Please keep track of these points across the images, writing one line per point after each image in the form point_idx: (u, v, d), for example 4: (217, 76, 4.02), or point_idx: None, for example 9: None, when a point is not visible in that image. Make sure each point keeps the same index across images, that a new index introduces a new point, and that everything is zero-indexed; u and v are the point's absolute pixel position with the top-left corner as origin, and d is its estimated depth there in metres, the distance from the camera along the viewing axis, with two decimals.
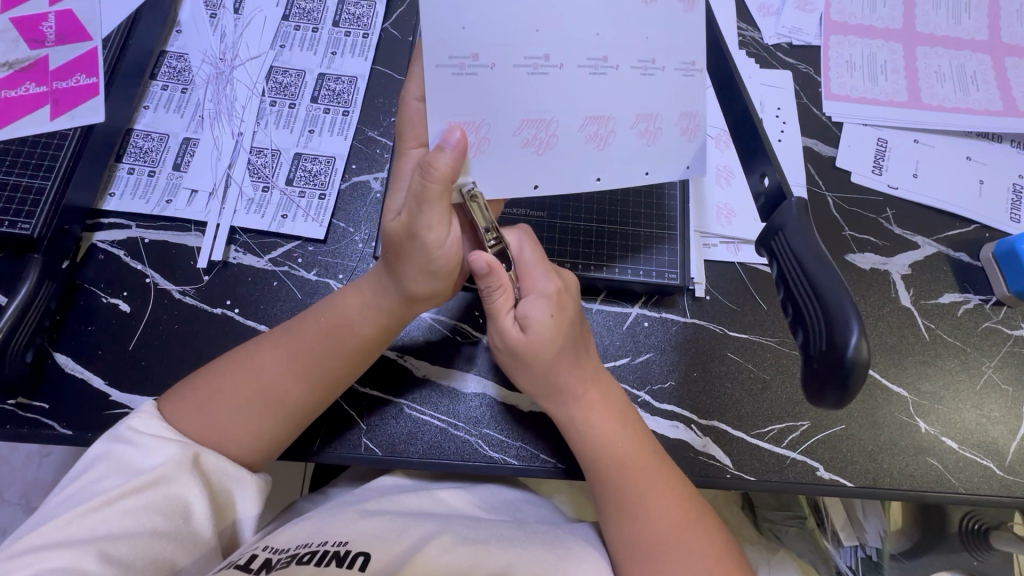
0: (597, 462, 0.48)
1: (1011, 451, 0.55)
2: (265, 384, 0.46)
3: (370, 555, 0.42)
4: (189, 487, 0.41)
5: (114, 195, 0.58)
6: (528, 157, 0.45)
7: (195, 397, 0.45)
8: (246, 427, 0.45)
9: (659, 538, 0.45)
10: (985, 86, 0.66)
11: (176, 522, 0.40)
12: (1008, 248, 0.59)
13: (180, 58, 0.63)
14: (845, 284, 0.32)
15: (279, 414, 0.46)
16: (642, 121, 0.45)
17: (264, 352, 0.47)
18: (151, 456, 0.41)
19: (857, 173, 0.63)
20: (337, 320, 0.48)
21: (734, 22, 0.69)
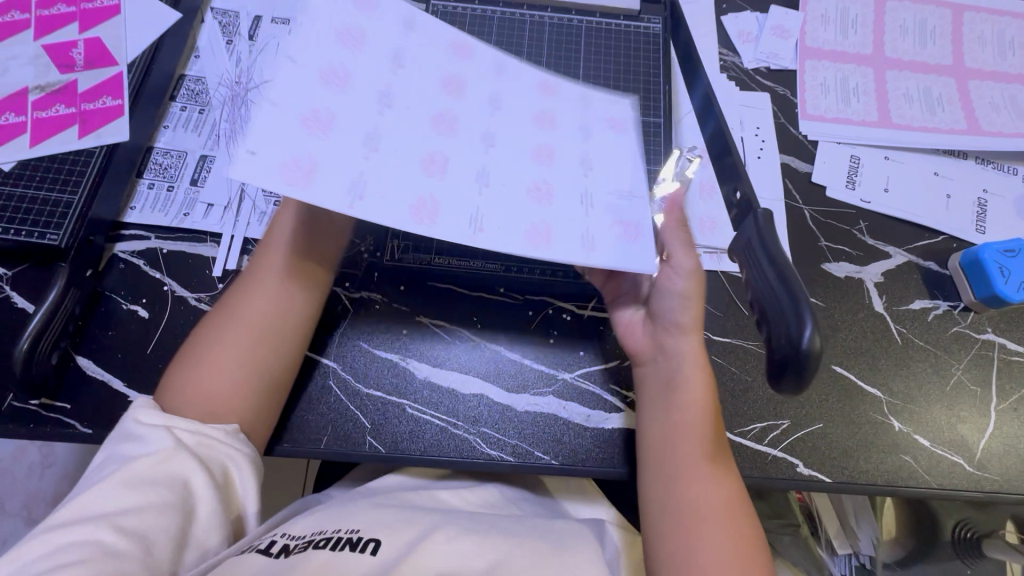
0: (671, 424, 0.49)
1: (979, 448, 0.58)
2: (251, 315, 0.51)
3: (380, 541, 0.45)
4: (188, 465, 0.43)
5: (135, 209, 0.62)
6: (314, 97, 0.41)
7: (196, 359, 0.49)
8: (253, 351, 0.50)
9: (701, 505, 0.45)
10: (950, 107, 0.71)
11: (177, 493, 0.42)
12: (972, 257, 0.63)
13: (197, 81, 0.67)
14: (803, 285, 0.36)
15: (251, 337, 0.50)
16: (533, 220, 0.43)
17: (241, 298, 0.52)
18: (150, 440, 0.44)
19: (831, 188, 0.68)
20: (272, 255, 0.54)
21: (715, 48, 0.74)
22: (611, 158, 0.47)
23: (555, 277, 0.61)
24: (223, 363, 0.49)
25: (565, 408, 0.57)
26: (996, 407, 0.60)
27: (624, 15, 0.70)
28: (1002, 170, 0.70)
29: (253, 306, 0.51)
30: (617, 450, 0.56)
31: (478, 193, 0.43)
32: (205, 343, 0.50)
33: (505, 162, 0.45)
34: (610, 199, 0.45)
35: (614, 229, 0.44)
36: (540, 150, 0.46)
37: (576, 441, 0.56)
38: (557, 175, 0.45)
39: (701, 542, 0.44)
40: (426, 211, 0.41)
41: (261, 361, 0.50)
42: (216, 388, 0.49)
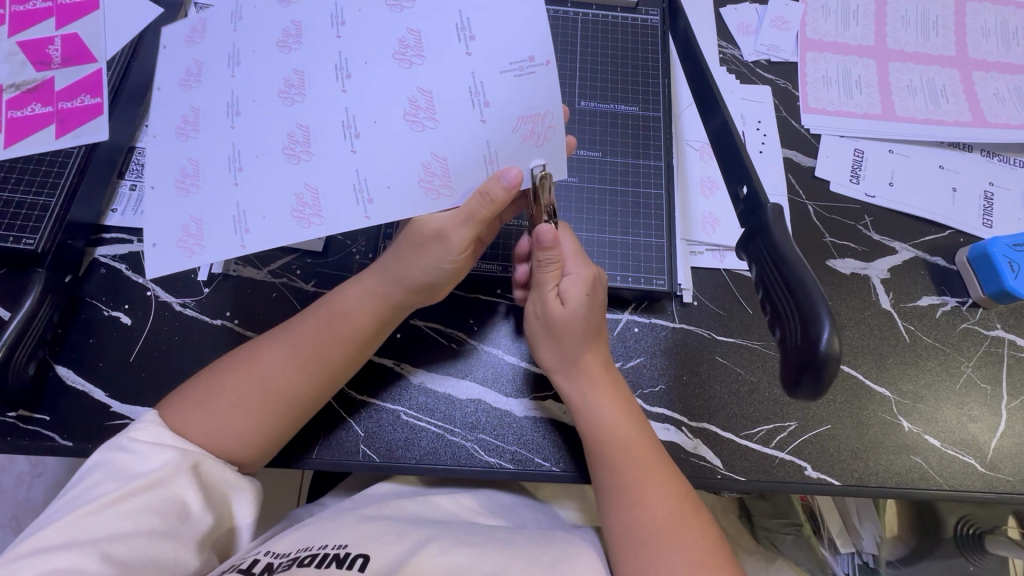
0: (603, 448, 0.50)
1: (991, 448, 0.56)
2: (264, 379, 0.47)
3: (369, 557, 0.43)
4: (187, 489, 0.42)
5: (116, 212, 0.59)
6: (188, 138, 0.45)
7: (195, 397, 0.46)
8: (247, 422, 0.46)
9: (650, 520, 0.46)
10: (954, 98, 0.70)
11: (174, 522, 0.40)
12: (981, 252, 0.61)
13: None
14: (818, 283, 0.34)
15: (282, 409, 0.47)
16: (423, 159, 0.44)
17: (264, 350, 0.48)
18: (148, 461, 0.42)
19: (835, 183, 0.66)
20: (340, 326, 0.49)
21: (714, 41, 0.72)
22: (497, 43, 0.44)
23: None
24: (248, 428, 0.46)
25: (565, 413, 0.55)
26: (1006, 405, 0.58)
27: (621, 8, 0.69)
28: (1008, 162, 0.69)
29: (301, 381, 0.48)
30: None
31: (348, 113, 0.44)
32: (236, 393, 0.46)
33: (376, 89, 0.44)
34: (503, 94, 0.44)
35: (520, 141, 0.45)
36: (404, 44, 0.44)
37: (576, 446, 0.54)
38: (443, 83, 0.44)
39: (663, 564, 0.44)
40: (303, 150, 0.44)
41: (283, 434, 0.48)
42: (225, 444, 0.45)
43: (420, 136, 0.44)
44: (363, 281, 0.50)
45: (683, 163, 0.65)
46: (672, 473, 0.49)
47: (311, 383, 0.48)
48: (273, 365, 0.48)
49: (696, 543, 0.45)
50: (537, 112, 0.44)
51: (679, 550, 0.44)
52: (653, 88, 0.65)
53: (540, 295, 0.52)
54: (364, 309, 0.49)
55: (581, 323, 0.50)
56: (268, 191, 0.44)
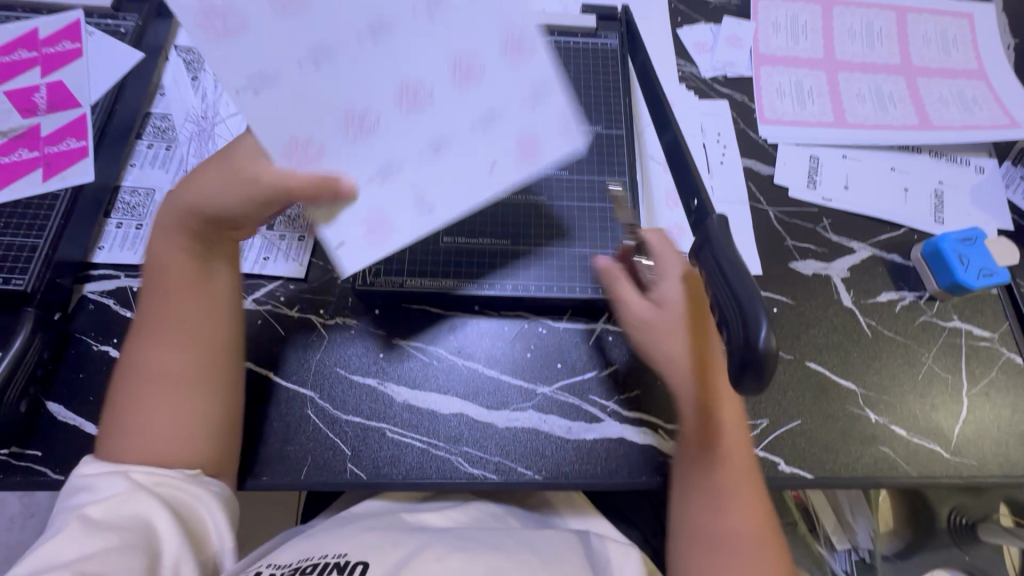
0: (711, 455, 0.52)
1: (954, 434, 0.59)
2: (148, 373, 0.48)
3: (368, 564, 0.46)
4: (146, 505, 0.43)
5: (103, 249, 0.61)
6: None
7: (108, 431, 0.47)
8: (166, 415, 0.47)
9: (729, 534, 0.50)
10: (901, 104, 0.74)
11: (141, 535, 0.42)
12: (933, 248, 0.64)
13: (164, 118, 0.68)
14: (755, 286, 0.37)
15: (190, 382, 0.49)
16: (298, 137, 0.39)
17: (132, 352, 0.49)
18: (102, 489, 0.44)
19: (793, 188, 0.69)
20: (166, 295, 0.50)
21: (673, 59, 0.76)
22: (463, 164, 0.41)
23: (526, 292, 0.60)
24: (167, 419, 0.47)
25: (544, 422, 0.57)
26: (967, 392, 0.61)
27: (582, 33, 0.72)
28: (956, 161, 0.72)
29: (173, 355, 0.49)
30: (598, 461, 0.56)
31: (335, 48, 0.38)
32: (136, 398, 0.48)
33: (357, 82, 0.39)
34: (398, 197, 0.41)
35: (354, 222, 0.40)
36: (460, 68, 0.40)
37: (558, 453, 0.56)
38: (388, 129, 0.40)
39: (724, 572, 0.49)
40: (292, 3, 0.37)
41: (208, 409, 0.49)
42: (168, 448, 0.47)
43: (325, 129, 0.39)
44: (163, 233, 0.50)
45: (647, 177, 0.68)
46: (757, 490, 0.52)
47: (186, 352, 0.49)
48: (147, 357, 0.49)
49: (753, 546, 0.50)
50: (389, 225, 0.41)
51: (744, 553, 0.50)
52: (616, 107, 0.69)
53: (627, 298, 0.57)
54: (180, 256, 0.50)
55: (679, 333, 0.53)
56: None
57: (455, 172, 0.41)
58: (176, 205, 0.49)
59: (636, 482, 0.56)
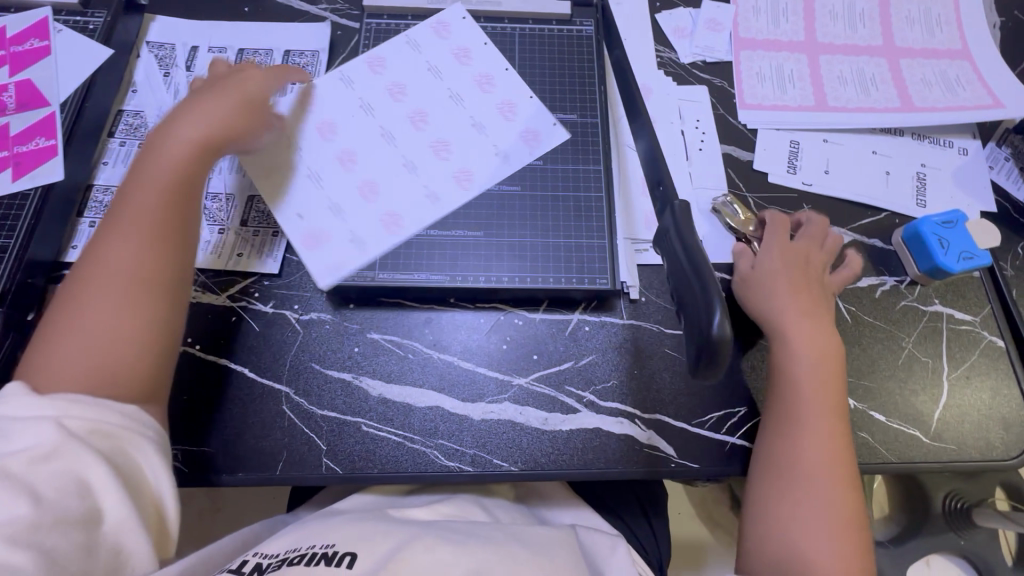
0: (797, 384, 0.54)
1: (934, 419, 0.59)
2: (118, 269, 0.48)
3: (357, 554, 0.46)
4: (82, 461, 0.40)
5: (76, 248, 0.61)
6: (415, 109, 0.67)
7: (69, 325, 0.47)
8: (126, 319, 0.47)
9: (807, 462, 0.51)
10: (883, 86, 0.73)
11: (81, 498, 0.39)
12: (913, 232, 0.63)
13: (136, 115, 0.68)
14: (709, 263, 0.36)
15: (157, 290, 0.49)
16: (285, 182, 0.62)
17: (105, 245, 0.49)
18: (23, 435, 0.40)
19: (773, 174, 0.69)
20: (136, 198, 0.51)
21: (651, 46, 0.75)
22: (323, 222, 0.61)
23: (499, 283, 0.59)
24: (117, 323, 0.47)
25: (520, 414, 0.57)
26: (948, 377, 0.60)
27: (556, 20, 0.72)
28: (938, 143, 0.71)
29: (134, 258, 0.49)
30: (574, 451, 0.56)
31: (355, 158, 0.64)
32: (86, 302, 0.47)
33: (333, 181, 0.63)
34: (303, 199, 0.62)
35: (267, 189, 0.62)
36: (381, 206, 0.62)
37: (533, 445, 0.56)
38: (314, 207, 0.62)
39: (801, 499, 0.50)
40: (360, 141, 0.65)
41: (164, 316, 0.49)
42: (117, 353, 0.46)
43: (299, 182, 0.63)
44: (172, 139, 0.54)
45: (624, 165, 0.68)
46: (841, 427, 0.52)
47: (145, 255, 0.50)
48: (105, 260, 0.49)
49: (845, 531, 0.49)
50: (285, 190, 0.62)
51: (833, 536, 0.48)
52: (591, 97, 0.68)
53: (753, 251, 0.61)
54: (176, 157, 0.53)
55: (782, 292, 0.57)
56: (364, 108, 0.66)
57: (329, 240, 0.61)
58: (201, 122, 0.55)
59: (614, 473, 0.56)
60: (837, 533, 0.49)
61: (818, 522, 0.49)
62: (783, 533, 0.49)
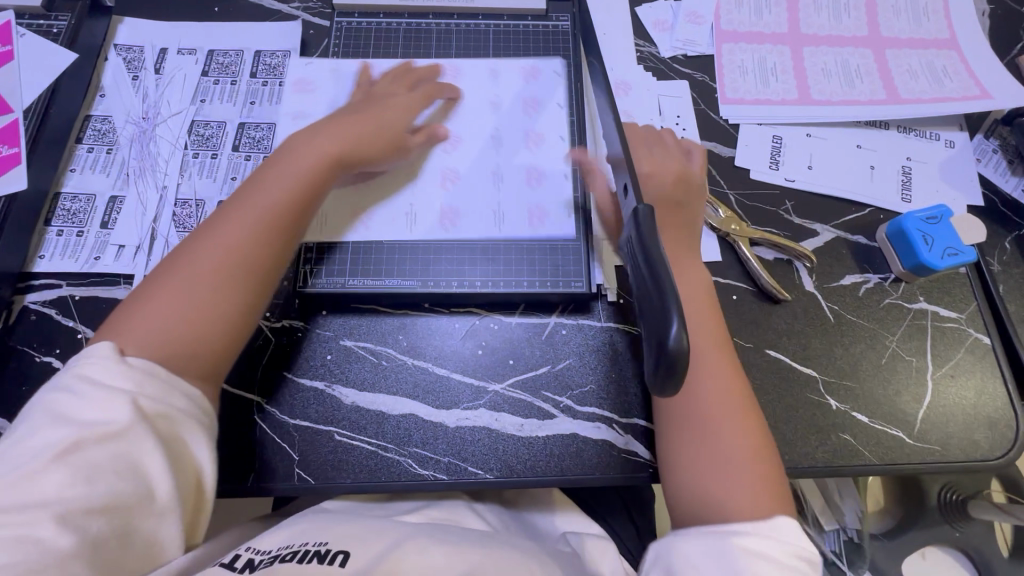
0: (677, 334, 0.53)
1: (918, 419, 0.57)
2: (232, 256, 0.49)
3: (349, 553, 0.46)
4: (144, 445, 0.41)
5: (43, 257, 0.60)
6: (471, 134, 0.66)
7: (172, 293, 0.47)
8: (223, 306, 0.48)
9: (704, 408, 0.51)
10: (868, 77, 0.71)
11: (131, 483, 0.40)
12: (897, 228, 0.62)
13: (104, 120, 0.67)
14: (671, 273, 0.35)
15: (256, 283, 0.50)
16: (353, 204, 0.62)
17: (227, 226, 0.50)
18: (100, 408, 0.40)
19: (755, 170, 0.67)
20: (264, 193, 0.53)
21: (631, 40, 0.73)
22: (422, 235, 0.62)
23: (472, 287, 0.60)
24: (207, 304, 0.47)
25: (496, 420, 0.56)
26: (932, 376, 0.59)
27: (531, 16, 0.73)
28: (925, 136, 0.69)
29: (251, 248, 0.50)
30: (552, 458, 0.55)
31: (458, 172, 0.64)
32: (188, 275, 0.48)
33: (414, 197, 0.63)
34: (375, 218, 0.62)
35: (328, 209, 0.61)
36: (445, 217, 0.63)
37: (510, 451, 0.55)
38: (389, 223, 0.62)
39: (705, 448, 0.49)
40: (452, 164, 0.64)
41: (250, 310, 0.50)
42: (207, 337, 0.47)
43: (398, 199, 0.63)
44: (310, 149, 0.57)
45: (602, 163, 0.66)
46: (729, 363, 0.53)
47: (258, 244, 0.50)
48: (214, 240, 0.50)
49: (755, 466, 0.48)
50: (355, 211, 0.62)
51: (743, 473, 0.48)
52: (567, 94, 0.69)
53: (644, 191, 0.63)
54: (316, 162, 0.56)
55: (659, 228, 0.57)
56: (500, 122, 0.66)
57: (419, 252, 0.61)
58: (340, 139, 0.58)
59: (591, 479, 0.55)
60: (750, 473, 0.48)
61: (730, 467, 0.48)
62: (700, 487, 0.48)
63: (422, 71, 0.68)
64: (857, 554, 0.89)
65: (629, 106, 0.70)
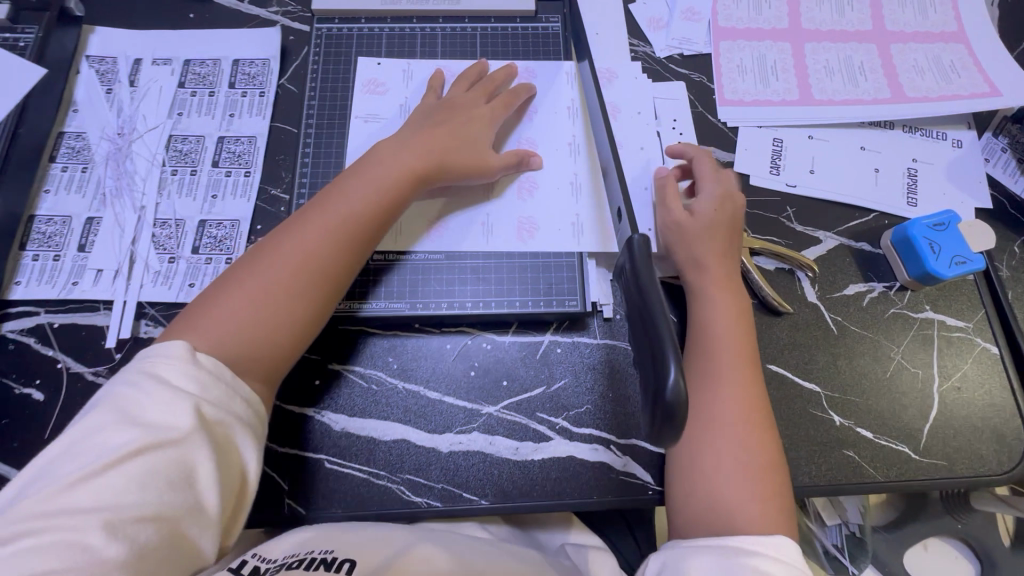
0: (713, 335, 0.54)
1: (924, 433, 0.56)
2: (305, 264, 0.50)
3: (356, 562, 0.46)
4: (197, 452, 0.41)
5: (20, 284, 0.58)
6: (550, 149, 0.65)
7: (248, 296, 0.48)
8: (292, 313, 0.49)
9: (722, 413, 0.51)
10: (872, 74, 0.68)
11: (182, 491, 0.40)
12: (903, 235, 0.60)
13: (79, 137, 0.64)
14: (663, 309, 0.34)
15: (324, 292, 0.51)
16: (434, 221, 0.61)
17: (304, 232, 0.51)
18: (167, 410, 0.41)
19: (755, 176, 0.65)
20: (340, 202, 0.53)
21: (624, 39, 0.70)
22: (502, 249, 0.61)
23: (463, 310, 0.58)
24: (277, 309, 0.49)
25: (491, 444, 0.55)
26: (939, 389, 0.57)
27: (521, 17, 0.70)
28: (931, 136, 0.67)
29: (322, 258, 0.51)
30: (548, 482, 0.54)
31: (538, 185, 0.63)
32: (264, 278, 0.49)
33: (495, 210, 0.62)
34: (455, 232, 0.61)
35: (409, 224, 0.61)
36: (523, 229, 0.61)
37: (504, 476, 0.54)
38: (468, 239, 0.61)
39: (713, 449, 0.50)
40: (529, 178, 0.63)
41: (311, 318, 0.51)
42: (271, 342, 0.49)
43: (474, 211, 0.62)
44: (393, 157, 0.56)
45: (596, 172, 0.64)
46: (753, 375, 0.53)
47: (329, 253, 0.51)
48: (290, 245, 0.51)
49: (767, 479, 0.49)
50: (438, 224, 0.61)
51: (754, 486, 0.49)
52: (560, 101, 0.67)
53: (668, 209, 0.59)
54: (397, 169, 0.56)
55: (707, 242, 0.56)
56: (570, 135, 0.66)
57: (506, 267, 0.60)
58: (423, 148, 0.58)
59: (590, 503, 0.53)
60: (756, 489, 0.49)
61: (734, 476, 0.49)
62: (705, 492, 0.49)
63: (499, 76, 0.65)
64: (859, 548, 0.87)
65: (624, 111, 0.67)
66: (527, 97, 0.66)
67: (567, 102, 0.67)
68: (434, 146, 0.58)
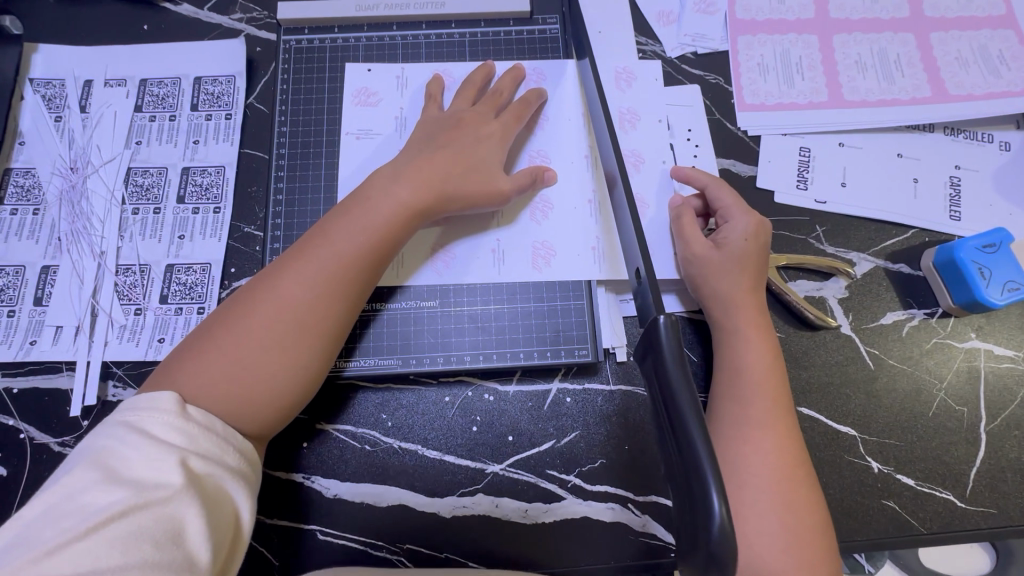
0: (745, 378, 0.48)
1: (970, 478, 0.51)
2: (300, 307, 0.44)
3: None
4: (187, 508, 0.36)
5: None
6: (563, 163, 0.58)
7: (237, 344, 0.43)
8: (285, 363, 0.44)
9: (759, 471, 0.45)
10: (910, 70, 0.61)
11: (169, 550, 0.34)
12: (947, 257, 0.54)
13: (27, 174, 0.58)
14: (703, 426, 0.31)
15: (322, 338, 0.45)
16: (441, 250, 0.56)
17: (298, 270, 0.45)
18: (153, 466, 0.36)
19: (780, 192, 0.58)
20: (338, 235, 0.47)
21: (630, 38, 0.63)
22: (516, 279, 0.55)
23: (461, 364, 0.53)
24: (269, 357, 0.43)
25: (497, 507, 0.50)
26: (986, 428, 0.52)
27: (514, 20, 0.63)
28: (976, 138, 0.60)
29: (319, 299, 0.45)
30: (561, 547, 0.49)
31: (553, 205, 0.57)
32: (255, 322, 0.43)
33: (507, 237, 0.56)
34: (466, 262, 0.55)
35: (415, 255, 0.55)
36: (539, 256, 0.56)
37: (513, 543, 0.49)
38: (479, 270, 0.55)
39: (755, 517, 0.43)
40: (541, 198, 0.57)
41: (309, 368, 0.45)
42: (265, 396, 0.43)
43: (486, 236, 0.56)
44: (396, 183, 0.50)
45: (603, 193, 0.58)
46: (790, 425, 0.47)
47: (327, 293, 0.45)
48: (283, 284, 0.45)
49: (808, 545, 0.43)
50: (446, 252, 0.56)
51: (794, 546, 0.43)
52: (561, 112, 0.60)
53: (687, 240, 0.53)
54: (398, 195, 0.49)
55: (734, 275, 0.51)
56: (586, 147, 0.59)
57: (517, 310, 0.55)
58: (428, 170, 0.51)
59: (606, 568, 0.49)
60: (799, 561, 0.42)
61: (777, 548, 0.43)
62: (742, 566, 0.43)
63: (506, 83, 0.58)
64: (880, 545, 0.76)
65: (634, 121, 0.60)
66: (538, 104, 0.59)
67: (568, 113, 0.60)
68: (440, 166, 0.51)
